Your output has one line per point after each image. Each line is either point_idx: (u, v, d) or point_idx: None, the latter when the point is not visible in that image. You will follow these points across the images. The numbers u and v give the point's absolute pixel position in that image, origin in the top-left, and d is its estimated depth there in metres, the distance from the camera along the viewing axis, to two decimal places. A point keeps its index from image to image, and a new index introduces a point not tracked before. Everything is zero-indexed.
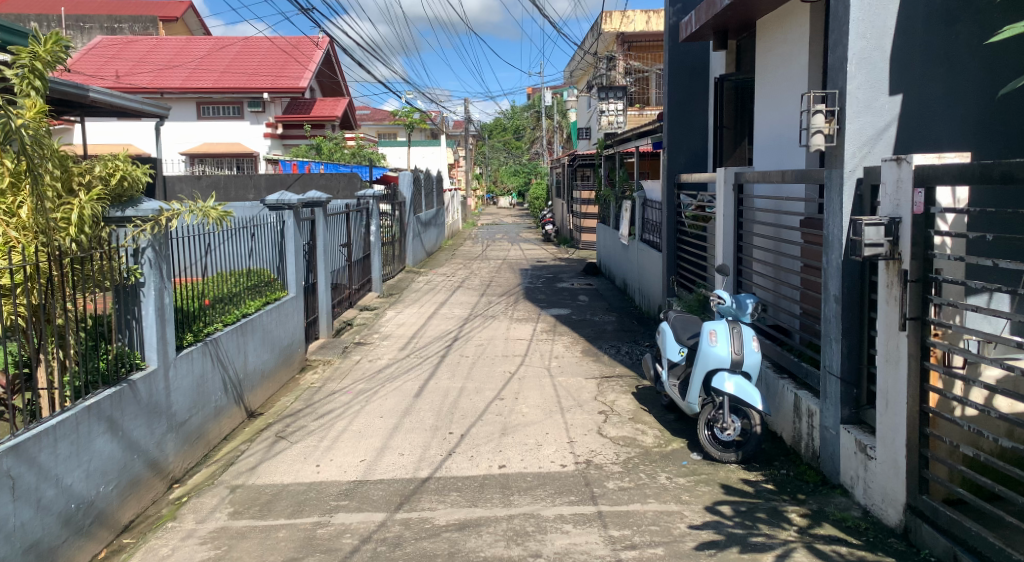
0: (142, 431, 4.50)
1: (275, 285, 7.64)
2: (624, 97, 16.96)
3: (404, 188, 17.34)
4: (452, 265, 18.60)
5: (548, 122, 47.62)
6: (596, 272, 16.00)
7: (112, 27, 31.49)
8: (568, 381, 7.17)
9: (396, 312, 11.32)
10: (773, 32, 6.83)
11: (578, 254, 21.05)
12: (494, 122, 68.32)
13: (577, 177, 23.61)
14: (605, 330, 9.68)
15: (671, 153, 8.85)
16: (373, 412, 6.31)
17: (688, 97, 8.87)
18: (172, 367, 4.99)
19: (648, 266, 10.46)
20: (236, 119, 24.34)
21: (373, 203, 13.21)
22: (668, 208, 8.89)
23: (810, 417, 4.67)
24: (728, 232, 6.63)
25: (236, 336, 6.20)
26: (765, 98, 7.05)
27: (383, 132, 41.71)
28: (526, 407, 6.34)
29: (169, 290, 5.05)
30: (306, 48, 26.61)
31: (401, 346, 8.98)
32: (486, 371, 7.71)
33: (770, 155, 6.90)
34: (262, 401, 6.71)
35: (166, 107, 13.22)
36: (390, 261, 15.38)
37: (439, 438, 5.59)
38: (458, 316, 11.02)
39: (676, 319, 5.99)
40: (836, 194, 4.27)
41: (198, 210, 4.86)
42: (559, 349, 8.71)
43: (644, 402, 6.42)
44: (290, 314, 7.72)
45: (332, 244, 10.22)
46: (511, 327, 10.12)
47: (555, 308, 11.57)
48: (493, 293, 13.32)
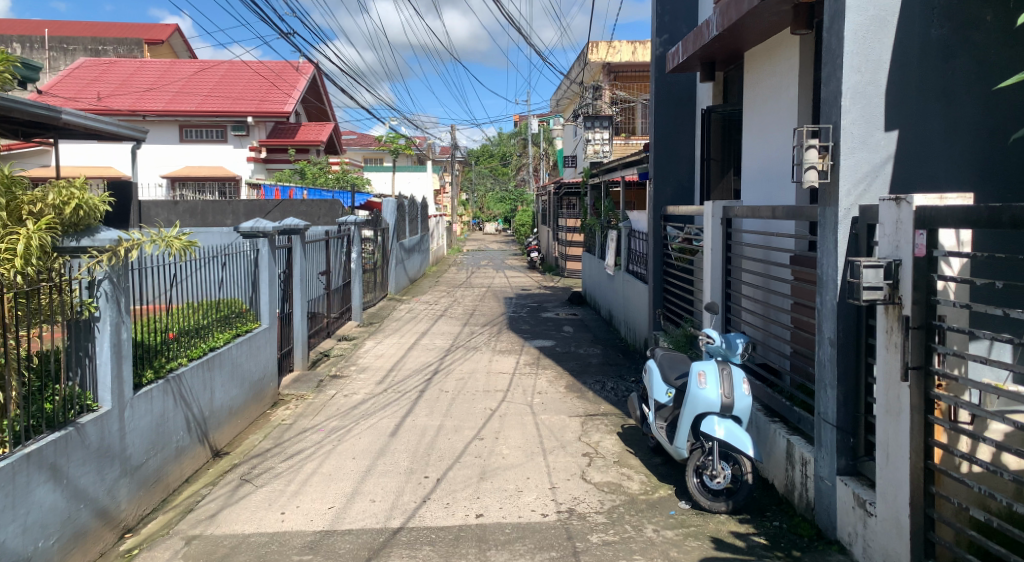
0: (91, 477, 4.15)
1: (247, 314, 7.36)
2: (610, 127, 16.97)
3: (387, 215, 17.14)
4: (435, 292, 18.34)
5: (535, 149, 47.88)
6: (581, 302, 15.82)
7: (96, 49, 31.32)
8: (551, 420, 6.91)
9: (375, 342, 11.03)
10: (761, 64, 6.75)
11: (564, 283, 20.88)
12: (481, 148, 68.61)
13: (563, 205, 23.55)
14: (590, 364, 9.45)
15: (657, 184, 8.72)
16: (345, 453, 6.00)
17: (675, 128, 8.77)
18: (128, 408, 4.65)
19: (634, 298, 10.28)
20: (219, 142, 24.11)
21: (355, 230, 12.97)
22: (654, 240, 8.74)
23: (804, 466, 4.44)
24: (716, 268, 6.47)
25: (202, 372, 5.87)
26: (754, 130, 6.95)
27: (369, 157, 41.62)
28: (506, 448, 6.06)
29: (128, 325, 4.73)
30: (292, 73, 26.57)
31: (379, 379, 8.69)
32: (466, 407, 7.43)
33: (759, 189, 6.77)
34: (228, 440, 6.36)
35: (143, 131, 13.08)
36: (371, 288, 15.11)
37: (414, 483, 5.30)
38: (439, 347, 10.75)
39: (663, 358, 5.78)
40: (830, 233, 4.10)
41: (162, 240, 4.63)
42: (542, 384, 8.45)
43: (630, 443, 6.17)
44: (262, 346, 7.41)
45: (310, 273, 9.96)
46: (493, 359, 9.86)
47: (539, 340, 11.33)
48: (476, 323, 13.07)
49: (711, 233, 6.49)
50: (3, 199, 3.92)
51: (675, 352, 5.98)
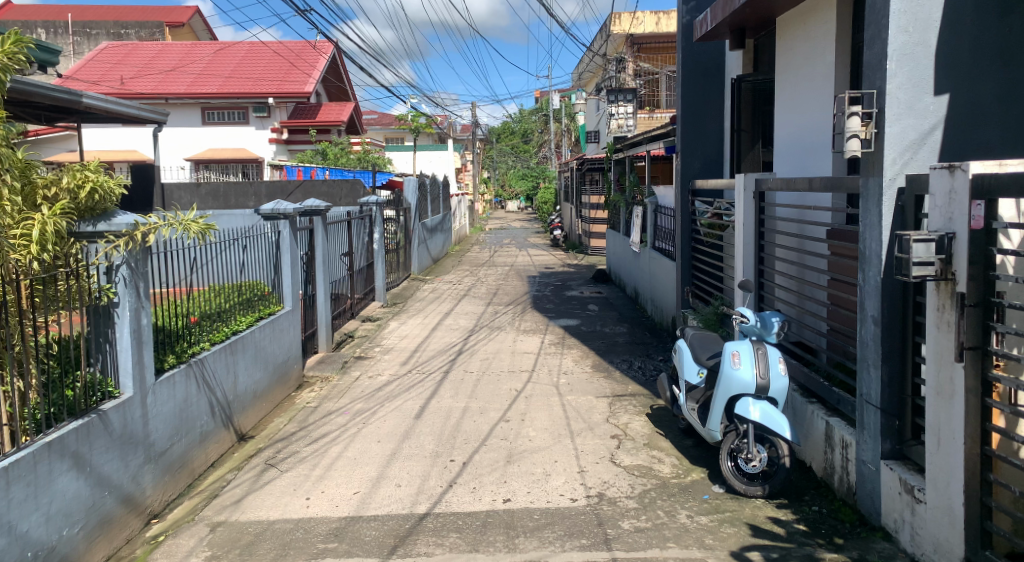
0: (114, 465, 4.11)
1: (270, 297, 7.31)
2: (633, 100, 16.58)
3: (409, 194, 17.02)
4: (458, 272, 18.24)
5: (557, 125, 47.31)
6: (606, 279, 15.60)
7: (118, 33, 31.43)
8: (578, 401, 6.77)
9: (399, 323, 10.97)
10: (794, 29, 6.42)
11: (588, 260, 20.64)
12: (501, 125, 68.03)
13: (586, 181, 23.20)
14: (616, 343, 9.28)
15: (684, 158, 8.46)
16: (370, 436, 5.93)
17: (702, 99, 8.46)
18: (150, 394, 4.60)
19: (661, 275, 10.06)
20: (241, 125, 24.13)
21: (377, 210, 12.87)
22: (682, 216, 8.49)
23: (845, 449, 4.26)
24: (748, 243, 6.23)
25: (225, 357, 5.83)
26: (786, 99, 6.64)
27: (390, 136, 41.47)
28: (533, 430, 5.95)
29: (148, 311, 4.67)
30: (311, 53, 26.41)
31: (403, 360, 8.62)
32: (491, 388, 7.32)
33: (793, 160, 6.48)
34: (253, 423, 6.34)
35: (164, 113, 13.08)
36: (394, 268, 15.05)
37: (440, 467, 5.21)
38: (463, 327, 10.65)
39: (694, 338, 5.60)
40: (874, 205, 3.86)
41: (181, 224, 4.51)
42: (568, 364, 8.31)
43: (660, 425, 6.01)
44: (285, 329, 7.36)
45: (332, 254, 9.89)
46: (518, 339, 9.73)
47: (564, 319, 11.17)
48: (499, 302, 12.94)
49: (743, 207, 6.24)
50: (18, 184, 3.83)
51: (706, 331, 5.80)
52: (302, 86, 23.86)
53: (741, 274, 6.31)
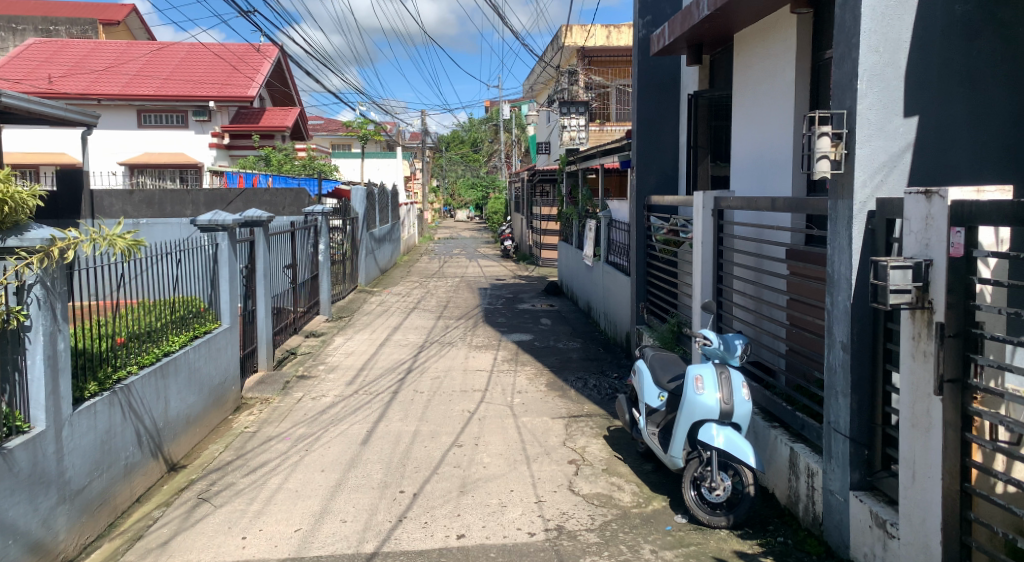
0: (20, 509, 3.62)
1: (206, 313, 6.83)
2: (586, 113, 16.56)
3: (356, 203, 16.53)
4: (406, 283, 17.81)
5: (506, 135, 47.32)
6: (557, 292, 15.49)
7: (47, 29, 29.89)
8: (533, 423, 6.54)
9: (345, 339, 10.54)
10: (752, 46, 6.39)
11: (538, 272, 20.52)
12: (451, 134, 67.69)
13: (536, 193, 23.13)
14: (570, 360, 9.10)
15: (640, 173, 8.37)
16: (313, 465, 5.55)
17: (658, 114, 8.40)
18: (67, 426, 4.11)
19: (614, 290, 9.97)
20: (179, 128, 23.15)
21: (323, 220, 12.40)
22: (637, 231, 8.39)
23: (810, 477, 4.14)
24: (707, 262, 6.14)
25: (155, 382, 5.33)
26: (744, 116, 6.60)
27: (337, 143, 40.65)
28: (487, 456, 5.68)
29: (66, 334, 4.17)
30: (256, 56, 25.64)
31: (349, 380, 8.23)
32: (442, 410, 7.02)
33: (750, 178, 6.44)
34: (186, 451, 5.85)
35: (94, 114, 12.38)
36: (340, 280, 14.56)
37: (389, 500, 4.89)
38: (413, 342, 10.31)
39: (654, 359, 5.46)
40: (844, 228, 3.78)
41: (106, 239, 4.11)
42: (522, 382, 8.09)
43: (618, 448, 5.83)
44: (222, 348, 6.89)
45: (274, 267, 9.41)
46: (470, 356, 9.45)
47: (517, 334, 10.94)
48: (450, 316, 12.63)
49: (701, 225, 6.16)
50: None
51: (666, 352, 5.66)
52: (245, 89, 23.07)
53: (699, 293, 6.21)
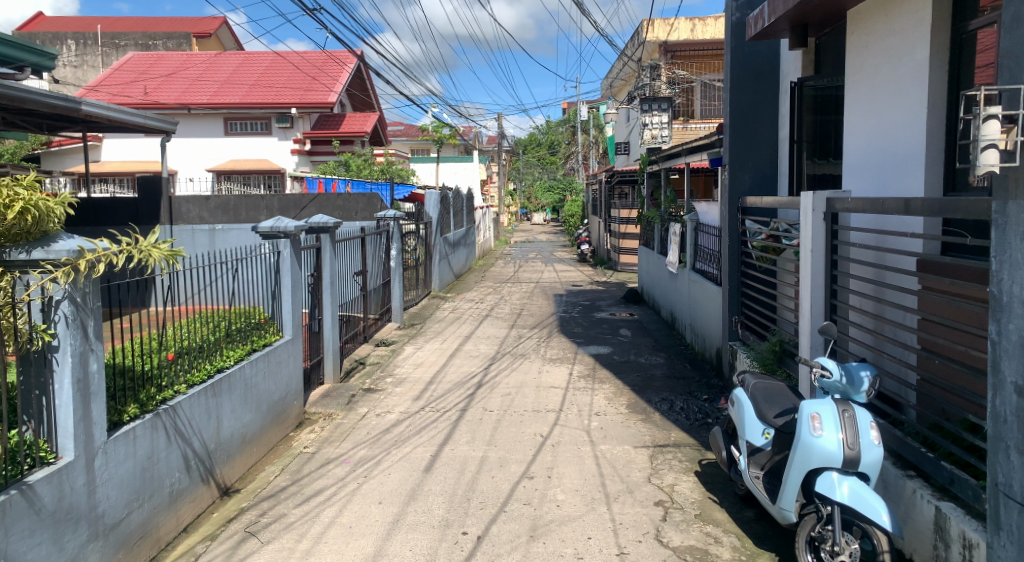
0: (42, 551, 3.26)
1: (266, 325, 6.52)
2: (669, 110, 15.68)
3: (430, 207, 16.22)
4: (480, 289, 17.39)
5: (584, 136, 46.50)
6: (638, 300, 14.66)
7: (146, 44, 31.47)
8: (613, 453, 5.86)
9: (415, 348, 10.14)
10: (867, 22, 5.47)
11: (618, 278, 19.67)
12: (528, 137, 67.35)
13: (615, 195, 22.26)
14: (653, 378, 8.32)
15: (733, 171, 7.52)
16: (370, 496, 5.07)
17: (753, 105, 7.53)
18: (100, 456, 3.75)
19: (702, 300, 9.13)
20: (263, 135, 23.69)
21: (395, 225, 12.03)
22: (730, 236, 7.55)
23: (965, 548, 3.28)
24: (817, 273, 5.27)
25: (205, 402, 4.99)
26: (857, 103, 5.68)
27: (416, 148, 41.00)
28: (561, 493, 5.05)
29: (100, 354, 3.83)
30: (335, 63, 26.03)
31: (416, 395, 7.77)
32: (513, 434, 6.42)
33: (867, 176, 5.51)
34: (241, 473, 5.51)
35: (174, 122, 12.61)
36: (413, 285, 14.25)
37: (449, 543, 4.33)
38: (484, 354, 9.79)
39: (757, 389, 4.68)
40: (1016, 237, 2.92)
41: (145, 250, 3.85)
42: (601, 403, 7.41)
43: (711, 489, 5.08)
44: (283, 362, 6.55)
45: (342, 275, 9.07)
46: (544, 370, 8.83)
47: (595, 346, 10.24)
48: (524, 325, 12.04)
49: (811, 231, 5.29)
50: None
51: (770, 379, 4.87)
52: (325, 96, 23.34)
53: (808, 309, 5.35)
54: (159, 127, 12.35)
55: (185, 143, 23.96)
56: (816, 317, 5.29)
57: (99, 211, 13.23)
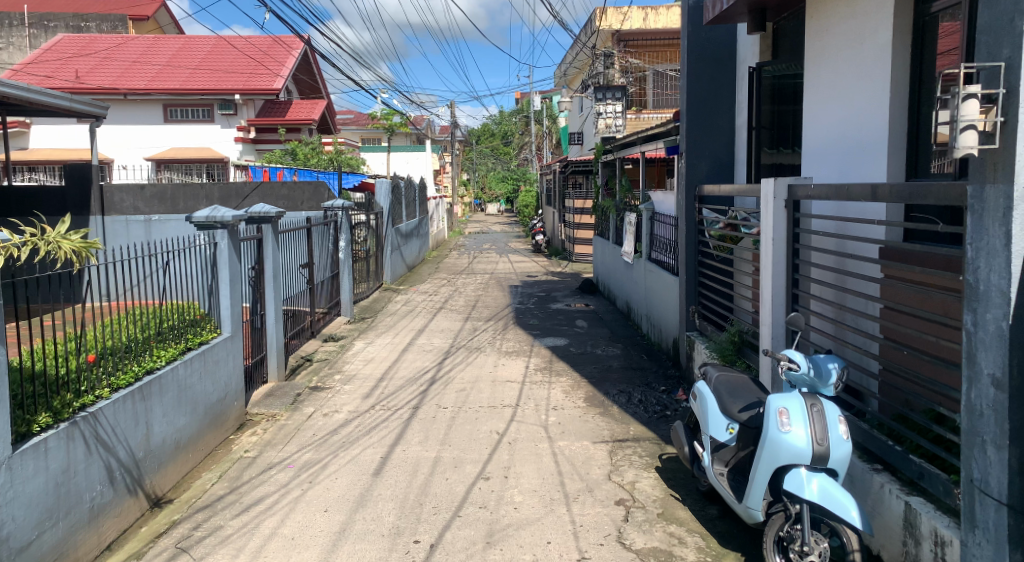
0: None
1: (203, 321, 6.08)
2: (623, 98, 15.61)
3: (380, 197, 15.74)
4: (433, 281, 17.02)
5: (538, 126, 46.37)
6: (593, 290, 14.56)
7: (78, 26, 29.83)
8: (571, 450, 5.67)
9: (365, 343, 9.76)
10: (827, 5, 5.35)
11: (572, 268, 19.57)
12: (482, 127, 66.85)
13: (569, 185, 22.12)
14: (610, 370, 8.18)
15: (691, 159, 7.39)
16: (315, 503, 4.74)
17: (711, 91, 7.41)
18: (2, 473, 3.31)
19: (659, 290, 9.02)
20: (205, 122, 22.70)
21: (343, 215, 11.56)
22: (687, 225, 7.43)
23: (937, 545, 3.17)
24: (779, 263, 5.15)
25: (133, 407, 4.54)
26: (817, 88, 5.57)
27: (367, 137, 40.15)
28: (519, 494, 4.82)
29: (2, 359, 3.39)
30: (281, 48, 25.11)
31: (366, 392, 7.44)
32: (467, 432, 6.16)
33: (828, 162, 5.42)
34: (174, 482, 5.07)
35: (104, 106, 11.86)
36: (364, 278, 13.81)
37: (400, 553, 4.04)
38: (438, 348, 9.49)
39: (720, 382, 4.55)
40: (994, 224, 2.80)
41: (54, 242, 3.43)
42: (558, 396, 7.22)
43: (673, 485, 4.93)
44: (221, 361, 6.12)
45: (286, 267, 8.62)
46: (499, 364, 8.59)
47: (551, 338, 10.05)
48: (478, 317, 11.77)
49: (772, 220, 5.16)
50: None
51: (733, 372, 4.75)
52: (270, 83, 22.49)
53: (769, 299, 5.23)
54: (87, 111, 11.57)
55: (120, 129, 22.78)
56: (777, 308, 5.17)
57: (22, 201, 12.36)
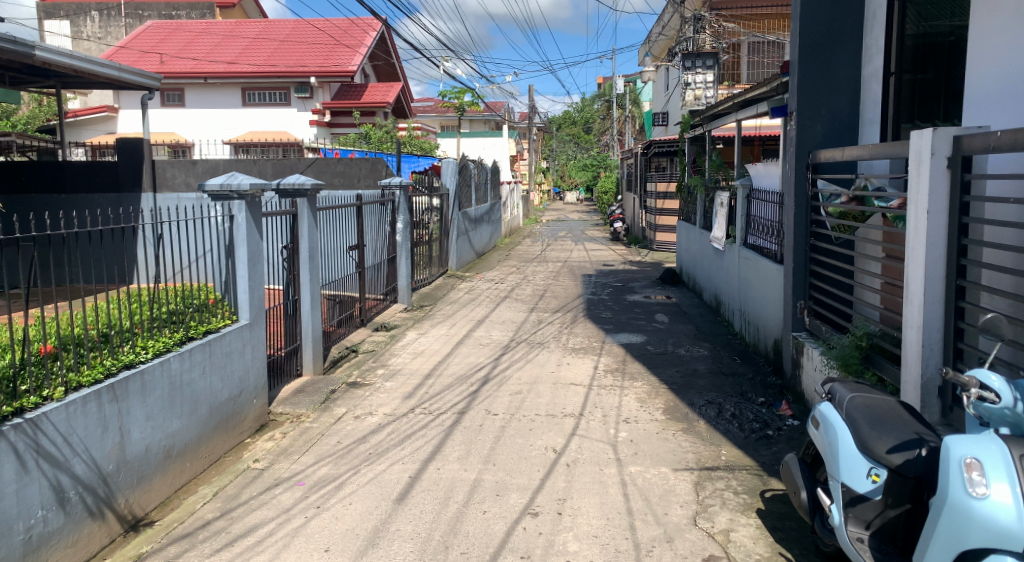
0: None
1: (215, 307, 5.29)
2: (715, 66, 14.52)
3: (447, 178, 14.76)
4: (502, 268, 16.02)
5: (619, 112, 44.59)
6: (675, 281, 13.15)
7: (169, 15, 30.60)
8: (645, 480, 4.51)
9: (418, 334, 8.85)
10: None
11: (652, 257, 18.11)
12: (562, 115, 65.34)
13: (651, 168, 20.54)
14: (696, 374, 6.90)
15: (802, 120, 5.94)
16: (317, 539, 3.77)
17: (831, 35, 5.93)
18: None
19: (755, 281, 7.64)
20: (282, 106, 22.48)
21: (402, 194, 10.66)
22: (797, 200, 6.02)
23: None
24: (935, 244, 3.71)
25: (99, 409, 3.70)
26: (993, 11, 4.11)
27: (445, 124, 39.67)
28: (574, 540, 3.71)
29: None
30: (358, 29, 24.57)
31: (408, 392, 6.47)
32: (518, 447, 5.07)
33: (1009, 105, 3.96)
34: (160, 500, 4.23)
35: (155, 80, 11.37)
36: (426, 263, 12.95)
37: None
38: (496, 341, 8.45)
39: (855, 405, 3.24)
40: None
41: None
42: (631, 405, 6.04)
43: (784, 542, 3.67)
44: (235, 353, 5.30)
45: (328, 248, 7.79)
46: (564, 362, 7.47)
47: (626, 333, 8.80)
48: (546, 308, 10.67)
49: (928, 184, 3.70)
50: None
51: (871, 389, 3.42)
52: (345, 65, 21.96)
53: (915, 293, 3.84)
54: (136, 82, 10.86)
55: (201, 113, 22.98)
56: (932, 303, 3.74)
57: (82, 176, 12.06)
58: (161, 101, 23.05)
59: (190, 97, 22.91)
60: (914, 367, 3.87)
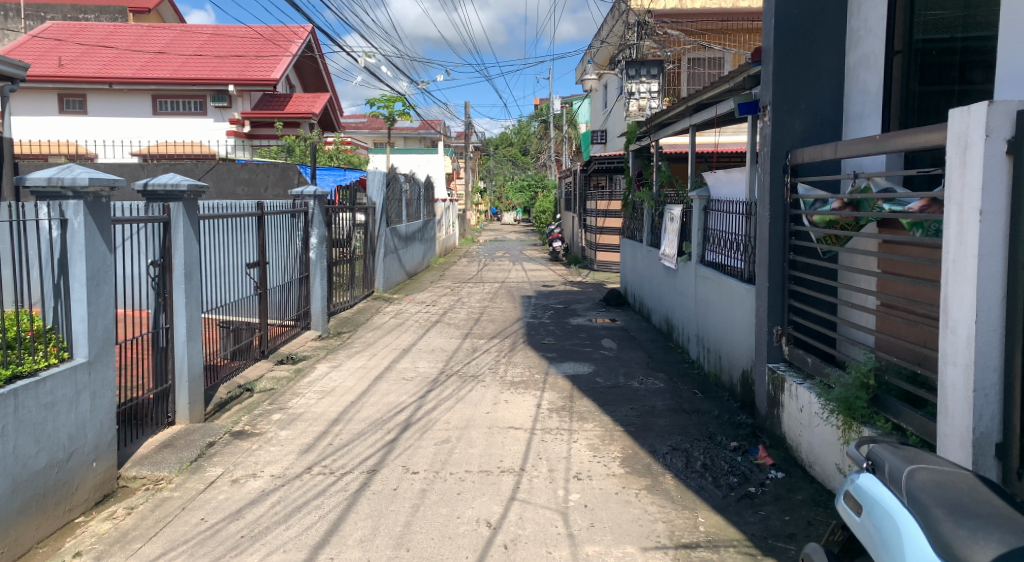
0: None
1: (35, 342, 3.91)
2: (659, 76, 13.98)
3: (373, 191, 13.44)
4: (435, 289, 14.81)
5: (556, 132, 44.30)
6: (620, 302, 12.25)
7: (76, 17, 28.26)
8: None
9: (330, 368, 7.54)
10: None
11: (593, 277, 17.27)
12: (499, 135, 64.71)
13: (591, 185, 19.84)
14: (654, 413, 5.89)
15: (778, 115, 5.12)
16: None
17: (811, 18, 5.12)
18: None
19: (717, 304, 6.76)
20: (197, 115, 20.75)
21: (316, 205, 9.34)
22: (773, 208, 5.15)
23: None
24: (988, 255, 2.80)
25: None
26: None
27: (378, 141, 38.28)
28: None
29: None
30: (283, 34, 23.01)
31: (306, 445, 5.18)
32: (440, 522, 3.89)
33: None
34: None
35: (23, 69, 9.71)
36: (348, 285, 11.63)
37: None
38: (423, 375, 7.23)
39: (924, 489, 2.20)
40: None
41: None
42: (583, 455, 4.95)
43: None
44: (63, 403, 3.91)
45: (214, 266, 6.45)
46: (502, 399, 6.35)
47: (571, 363, 7.74)
48: (480, 334, 9.52)
49: (980, 176, 2.79)
50: None
51: (930, 455, 2.43)
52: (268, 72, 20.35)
53: (966, 321, 2.89)
54: None
55: (105, 120, 20.94)
56: (987, 334, 2.82)
57: None
58: (59, 107, 20.86)
59: (93, 103, 20.86)
60: (960, 417, 2.93)
